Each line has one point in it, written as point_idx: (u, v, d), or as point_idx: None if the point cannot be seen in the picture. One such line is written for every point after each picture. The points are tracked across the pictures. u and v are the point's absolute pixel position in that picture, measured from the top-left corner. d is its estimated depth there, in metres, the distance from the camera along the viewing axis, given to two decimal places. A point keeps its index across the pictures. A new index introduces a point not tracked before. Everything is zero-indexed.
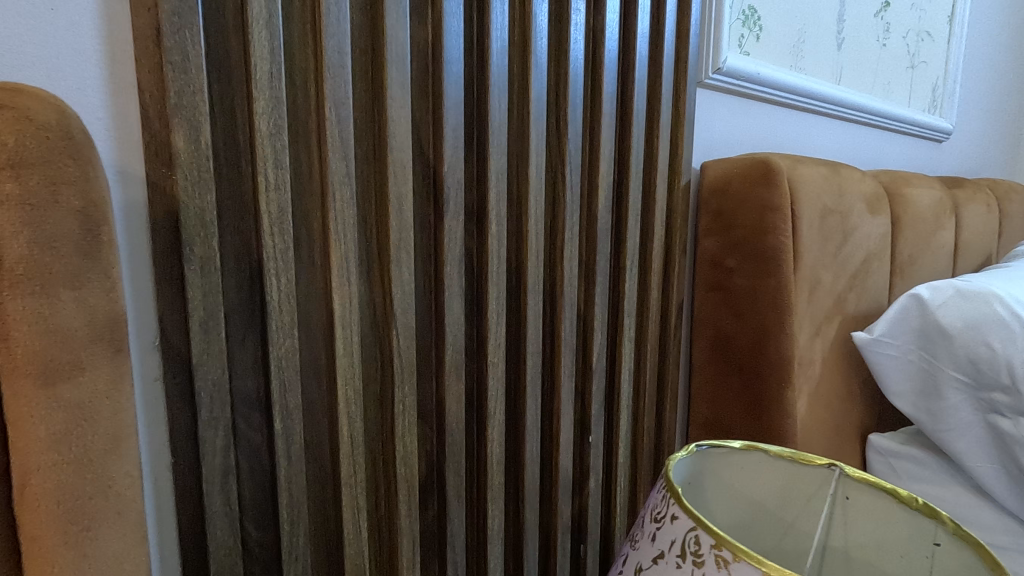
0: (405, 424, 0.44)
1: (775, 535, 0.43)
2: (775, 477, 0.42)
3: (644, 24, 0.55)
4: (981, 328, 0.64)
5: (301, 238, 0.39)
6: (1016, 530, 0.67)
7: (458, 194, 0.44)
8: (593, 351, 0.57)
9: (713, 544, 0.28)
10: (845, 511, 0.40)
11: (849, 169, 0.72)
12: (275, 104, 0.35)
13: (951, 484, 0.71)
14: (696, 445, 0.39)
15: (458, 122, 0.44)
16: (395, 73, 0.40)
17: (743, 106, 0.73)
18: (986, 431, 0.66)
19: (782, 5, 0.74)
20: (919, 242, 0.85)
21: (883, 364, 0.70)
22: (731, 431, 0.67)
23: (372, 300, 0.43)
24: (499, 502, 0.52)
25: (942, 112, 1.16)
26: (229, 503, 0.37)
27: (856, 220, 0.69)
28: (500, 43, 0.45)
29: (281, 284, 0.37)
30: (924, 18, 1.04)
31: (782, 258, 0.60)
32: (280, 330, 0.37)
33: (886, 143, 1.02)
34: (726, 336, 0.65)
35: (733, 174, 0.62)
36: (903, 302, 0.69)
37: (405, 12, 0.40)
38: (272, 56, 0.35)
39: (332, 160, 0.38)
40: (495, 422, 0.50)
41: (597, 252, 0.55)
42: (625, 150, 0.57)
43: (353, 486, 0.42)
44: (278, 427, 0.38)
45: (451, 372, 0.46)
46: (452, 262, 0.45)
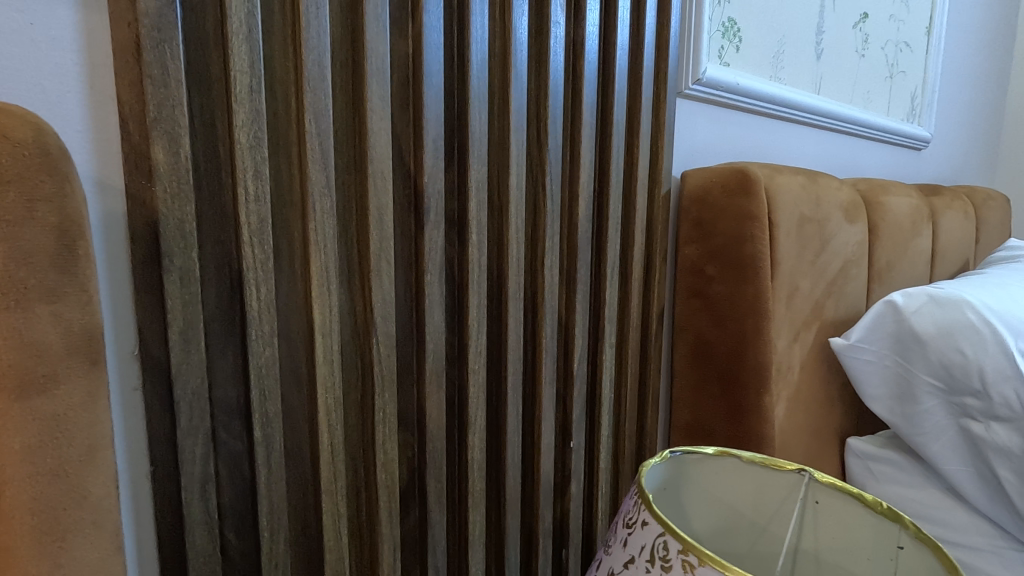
0: (386, 431, 0.44)
1: (748, 538, 0.44)
2: (748, 482, 0.43)
3: (623, 36, 0.56)
4: (953, 334, 0.65)
5: (282, 248, 0.40)
6: (989, 531, 0.68)
7: (438, 204, 0.45)
8: (574, 357, 0.58)
9: (680, 549, 0.29)
10: (815, 515, 0.41)
11: (826, 178, 0.73)
12: (255, 117, 0.36)
13: (926, 487, 0.73)
14: (670, 452, 0.40)
15: (438, 133, 0.44)
16: (375, 86, 0.40)
17: (723, 116, 0.74)
18: (959, 435, 0.67)
19: (762, 17, 0.76)
20: (896, 249, 0.87)
21: (860, 369, 0.71)
22: (711, 435, 0.68)
23: (353, 308, 0.43)
24: (481, 507, 0.52)
25: (921, 121, 1.19)
26: (209, 511, 0.37)
27: (833, 229, 0.71)
28: (480, 55, 0.46)
29: (261, 293, 0.37)
30: (902, 29, 1.07)
31: (759, 266, 0.61)
32: (260, 339, 0.38)
33: (866, 151, 1.04)
34: (706, 342, 0.67)
35: (713, 183, 0.63)
36: (879, 309, 0.70)
37: (385, 25, 0.40)
38: (252, 69, 0.35)
39: (312, 171, 0.38)
40: (477, 428, 0.51)
41: (577, 260, 0.56)
42: (606, 159, 0.58)
43: (333, 493, 0.42)
44: (258, 435, 0.38)
45: (432, 379, 0.47)
46: (433, 271, 0.45)
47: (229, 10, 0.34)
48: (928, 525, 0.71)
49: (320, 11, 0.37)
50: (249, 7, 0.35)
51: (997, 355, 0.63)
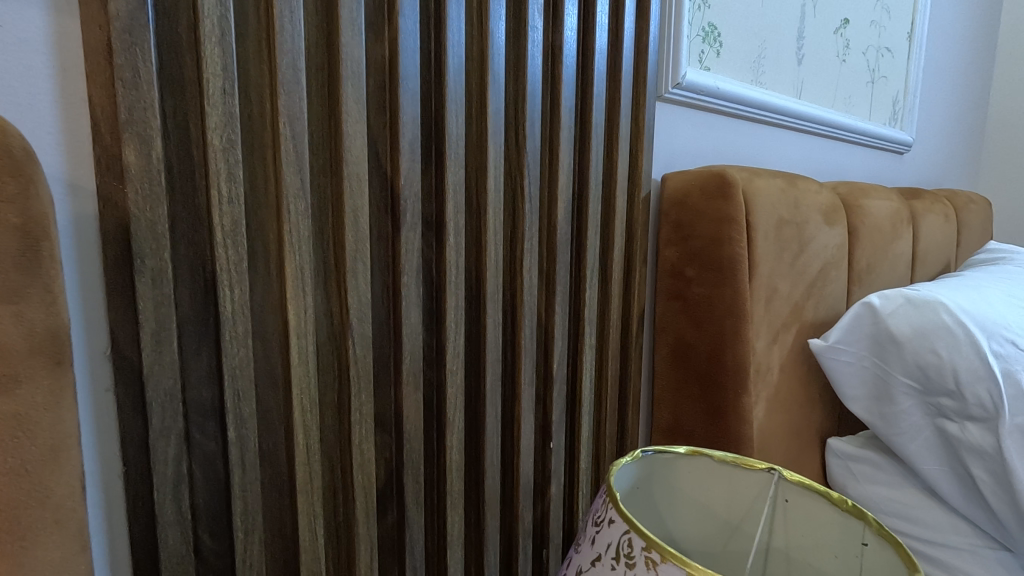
0: (363, 432, 0.45)
1: (722, 537, 0.44)
2: (720, 481, 0.43)
3: (602, 41, 0.57)
4: (928, 335, 0.66)
5: (257, 249, 0.40)
6: (965, 530, 0.69)
7: (415, 206, 0.45)
8: (554, 358, 0.58)
9: (644, 546, 0.30)
10: (785, 514, 0.41)
11: (805, 181, 0.74)
12: (228, 120, 0.36)
13: (904, 486, 0.74)
14: (642, 451, 0.41)
15: (415, 136, 0.45)
16: (350, 89, 0.41)
17: (704, 119, 0.75)
18: (935, 434, 0.68)
19: (742, 22, 0.77)
20: (877, 251, 0.88)
21: (839, 370, 0.72)
22: (691, 435, 0.68)
23: (329, 309, 0.44)
24: (459, 508, 0.52)
25: (902, 125, 1.21)
26: (182, 512, 0.37)
27: (812, 231, 0.71)
28: (457, 59, 0.46)
29: (234, 294, 0.37)
30: (884, 34, 1.08)
31: (737, 268, 0.62)
32: (234, 340, 0.38)
33: (847, 155, 1.06)
34: (686, 343, 0.67)
35: (692, 186, 0.64)
36: (857, 310, 0.71)
37: (361, 29, 0.41)
38: (225, 72, 0.35)
39: (287, 173, 0.38)
40: (455, 429, 0.51)
41: (556, 262, 0.57)
42: (585, 162, 0.58)
43: (309, 493, 0.43)
44: (232, 436, 0.38)
45: (409, 380, 0.47)
46: (409, 273, 0.46)
47: (201, 14, 0.34)
48: (906, 524, 0.72)
49: (294, 16, 0.37)
50: (222, 10, 0.35)
51: (970, 356, 0.64)
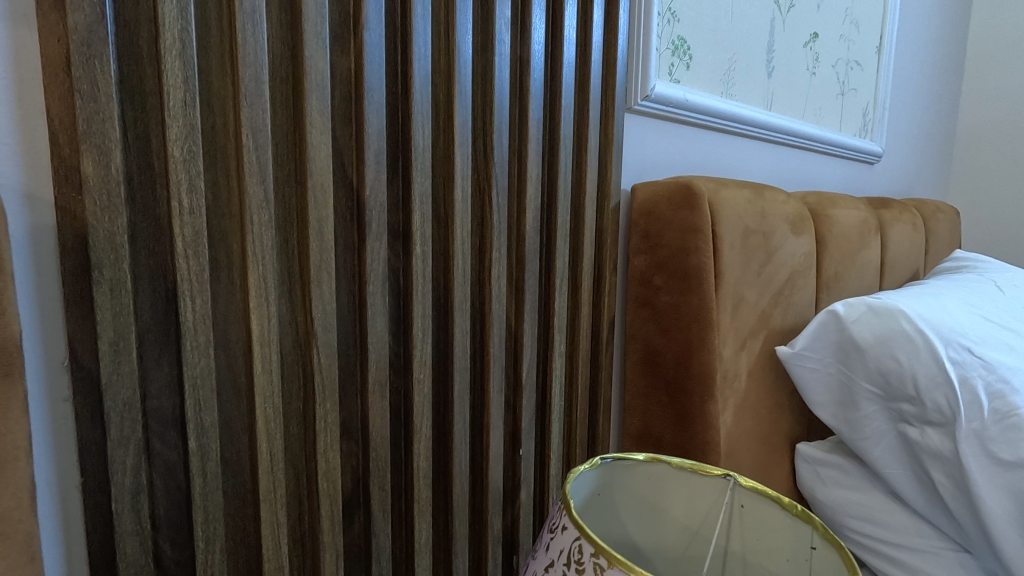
0: (328, 441, 0.45)
1: (683, 542, 0.45)
2: (678, 487, 0.44)
3: (570, 54, 0.58)
4: (889, 342, 0.68)
5: (220, 260, 0.40)
6: (927, 532, 0.70)
7: (381, 216, 0.46)
8: (523, 366, 0.59)
9: (593, 552, 0.30)
10: (741, 519, 0.42)
11: (773, 192, 0.76)
12: (189, 131, 0.36)
13: (870, 489, 0.75)
14: (600, 459, 0.42)
15: (380, 147, 0.45)
16: (315, 102, 0.41)
17: (675, 130, 0.76)
18: (898, 439, 0.70)
19: (712, 36, 0.78)
20: (845, 260, 0.90)
21: (806, 376, 0.74)
22: (661, 441, 0.70)
23: (294, 319, 0.44)
24: (427, 516, 0.53)
25: (872, 136, 1.24)
26: (140, 522, 0.37)
27: (779, 240, 0.73)
28: (424, 71, 0.47)
29: (195, 304, 0.38)
30: (853, 48, 1.11)
31: (703, 277, 0.63)
32: (195, 350, 0.38)
33: (818, 165, 1.08)
34: (655, 350, 0.68)
35: (659, 197, 0.66)
36: (822, 318, 0.73)
37: (325, 43, 0.41)
38: (186, 84, 0.36)
39: (250, 185, 0.39)
40: (422, 436, 0.51)
41: (525, 270, 0.57)
42: (554, 172, 0.59)
43: (272, 501, 0.43)
44: (193, 445, 0.39)
45: (375, 389, 0.48)
46: (375, 282, 0.46)
47: (162, 27, 0.35)
48: (871, 527, 0.74)
49: (257, 29, 0.38)
50: (183, 23, 0.35)
51: (929, 363, 0.66)
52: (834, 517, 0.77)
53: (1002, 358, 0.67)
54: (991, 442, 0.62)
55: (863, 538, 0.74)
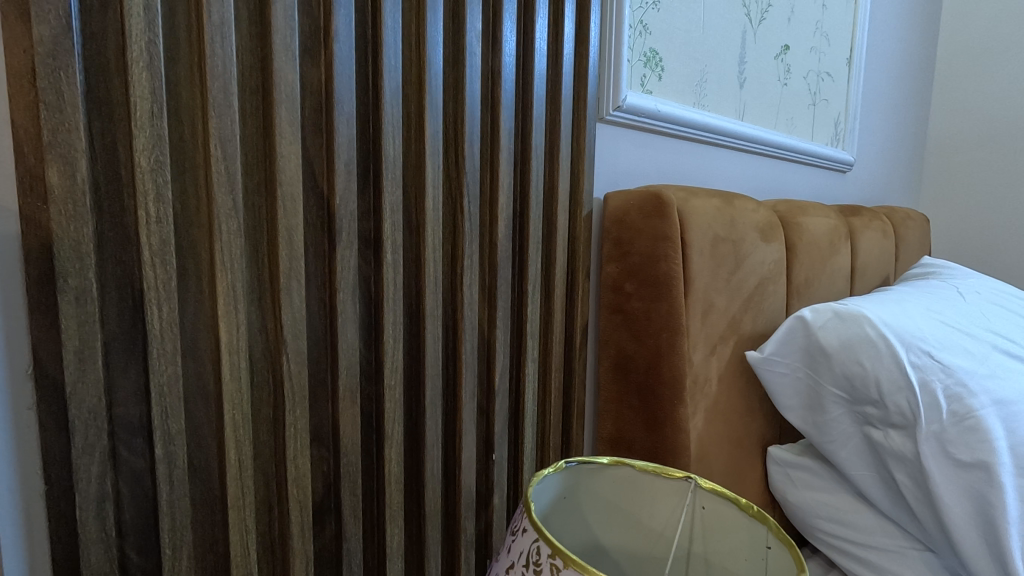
0: (298, 447, 0.45)
1: (649, 543, 0.47)
2: (642, 489, 0.45)
3: (541, 66, 0.59)
4: (853, 347, 0.70)
5: (188, 268, 0.41)
6: (893, 532, 0.72)
7: (351, 225, 0.47)
8: (495, 371, 0.60)
9: (550, 554, 0.31)
10: (702, 520, 0.44)
11: (742, 200, 0.77)
12: (157, 141, 0.37)
13: (838, 491, 0.77)
14: (565, 462, 0.43)
15: (351, 157, 0.46)
16: (284, 113, 0.42)
17: (647, 139, 0.78)
18: (863, 441, 0.72)
19: (683, 48, 0.80)
20: (815, 266, 0.92)
21: (775, 380, 0.75)
22: (633, 445, 0.71)
23: (264, 325, 0.44)
24: (399, 521, 0.53)
25: (844, 145, 1.27)
26: (105, 529, 0.37)
27: (748, 248, 0.75)
28: (394, 83, 0.48)
29: (162, 312, 0.38)
30: (823, 60, 1.14)
31: (672, 284, 0.65)
32: (162, 357, 0.38)
33: (790, 173, 1.11)
34: (626, 355, 0.70)
35: (630, 205, 0.67)
36: (790, 324, 0.74)
37: (295, 55, 0.42)
38: (153, 95, 0.36)
39: (218, 194, 0.39)
40: (394, 441, 0.52)
41: (498, 278, 0.58)
42: (525, 181, 0.60)
43: (241, 507, 0.43)
44: (160, 452, 0.39)
45: (346, 396, 0.48)
46: (346, 289, 0.47)
47: (130, 39, 0.35)
48: (841, 528, 0.75)
49: (225, 41, 0.38)
50: (151, 35, 0.36)
51: (891, 367, 0.68)
52: (805, 518, 0.79)
53: (959, 362, 0.69)
54: (950, 444, 0.64)
55: (832, 539, 0.76)
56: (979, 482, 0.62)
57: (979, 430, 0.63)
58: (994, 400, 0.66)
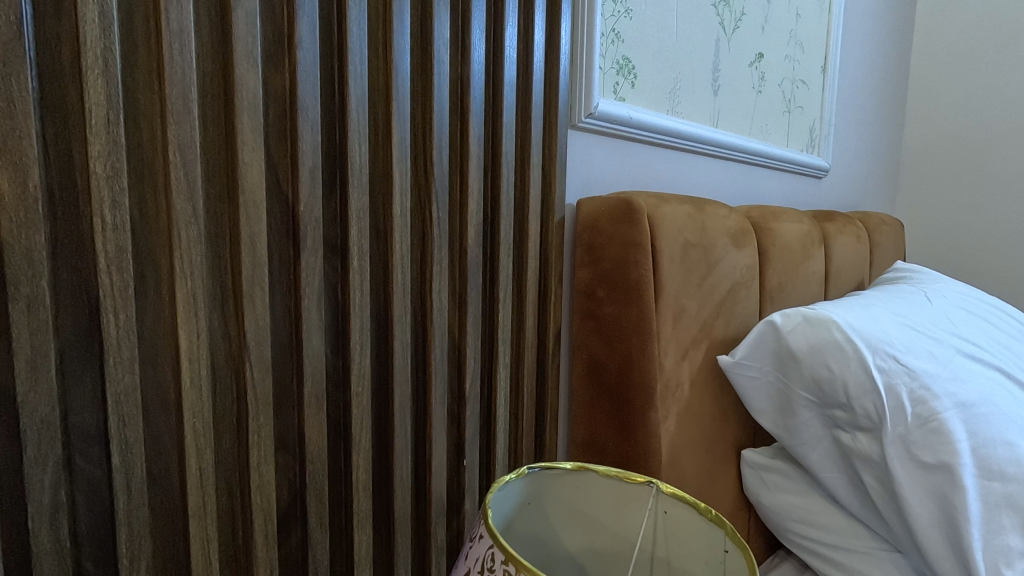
0: (262, 455, 0.45)
1: (614, 546, 0.47)
2: (605, 493, 0.46)
3: (511, 73, 0.60)
4: (822, 351, 0.70)
5: (147, 275, 0.40)
6: (863, 533, 0.73)
7: (316, 231, 0.47)
8: (466, 376, 0.60)
9: (504, 559, 0.31)
10: (664, 524, 0.44)
11: (714, 207, 0.78)
12: (113, 148, 0.36)
13: (809, 493, 0.78)
14: (527, 468, 0.43)
15: (316, 164, 0.46)
16: (247, 120, 0.42)
17: (621, 145, 0.78)
18: (833, 443, 0.73)
19: (656, 56, 0.81)
20: (789, 271, 0.93)
21: (746, 384, 0.76)
22: (605, 449, 0.72)
23: (226, 333, 0.44)
24: (367, 528, 0.53)
25: (819, 151, 1.29)
26: (59, 540, 0.37)
27: (719, 253, 0.76)
28: (361, 89, 0.48)
29: (119, 321, 0.38)
30: (798, 68, 1.16)
31: (643, 289, 0.66)
32: (118, 365, 0.38)
33: (766, 179, 1.12)
34: (598, 360, 0.71)
35: (602, 212, 0.68)
36: (760, 328, 0.74)
37: (258, 61, 0.42)
38: (109, 102, 0.36)
39: (177, 201, 0.39)
40: (362, 448, 0.52)
41: (468, 283, 0.59)
42: (496, 188, 0.61)
43: (202, 516, 0.43)
44: (116, 461, 0.38)
45: (311, 403, 0.48)
46: (311, 295, 0.47)
47: (84, 45, 0.35)
48: (812, 530, 0.76)
49: (185, 48, 0.38)
50: (106, 42, 0.35)
51: (858, 371, 0.68)
52: (779, 521, 0.79)
53: (923, 365, 0.71)
54: (914, 446, 0.65)
55: (804, 541, 0.77)
56: (941, 483, 0.63)
57: (942, 432, 0.65)
58: (956, 402, 0.68)
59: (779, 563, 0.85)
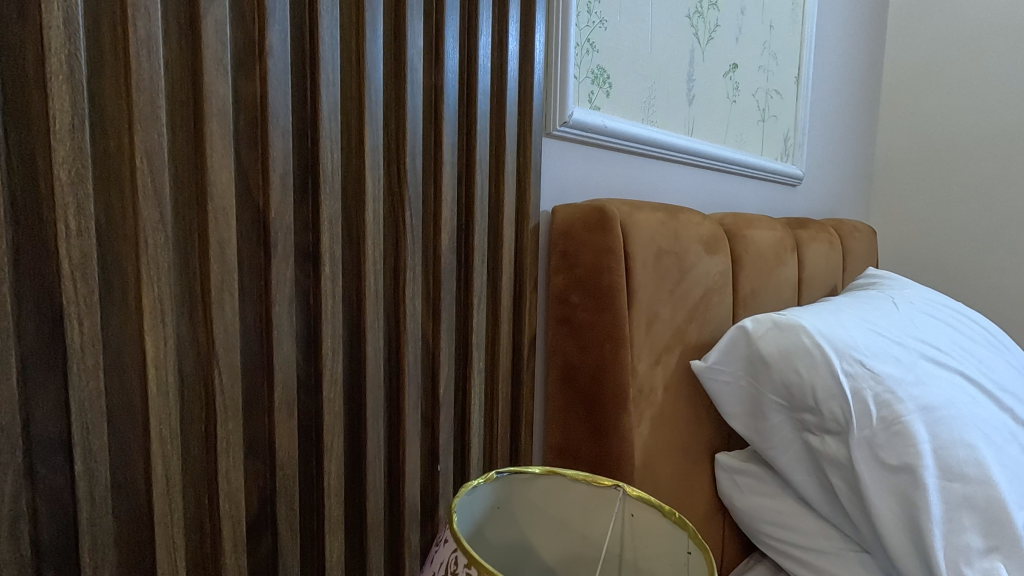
0: (231, 462, 0.45)
1: (583, 549, 0.48)
2: (573, 496, 0.46)
3: (485, 81, 0.61)
4: (791, 356, 0.72)
5: (113, 281, 0.40)
6: (832, 534, 0.75)
7: (287, 237, 0.47)
8: (440, 382, 0.60)
9: (466, 563, 0.32)
10: (630, 527, 0.45)
11: (687, 214, 0.80)
12: (78, 154, 0.36)
13: (781, 495, 0.79)
14: (496, 473, 0.44)
15: (287, 170, 0.46)
16: (217, 127, 0.42)
17: (596, 153, 0.79)
18: (802, 446, 0.74)
19: (630, 65, 0.83)
20: (762, 277, 0.95)
21: (718, 389, 0.77)
22: (579, 453, 0.72)
23: (195, 339, 0.44)
24: (339, 534, 0.53)
25: (793, 160, 1.32)
26: (19, 550, 0.37)
27: (692, 260, 0.77)
28: (333, 98, 0.48)
29: (83, 327, 0.37)
30: (771, 78, 1.18)
31: (615, 295, 0.67)
32: (82, 372, 0.38)
33: (740, 186, 1.14)
34: (573, 365, 0.71)
35: (576, 218, 0.69)
36: (732, 334, 0.76)
37: (228, 69, 0.42)
38: (74, 108, 0.36)
39: (144, 208, 0.39)
40: (334, 454, 0.52)
41: (442, 289, 0.59)
42: (470, 194, 0.61)
43: (168, 525, 0.42)
44: (80, 469, 0.38)
45: (282, 409, 0.48)
46: (282, 302, 0.47)
47: (49, 52, 0.35)
48: (784, 532, 0.77)
49: (152, 55, 0.38)
50: (72, 49, 0.35)
51: (826, 375, 0.70)
52: (752, 523, 0.81)
53: (889, 369, 0.72)
54: (879, 448, 0.67)
55: (776, 543, 0.78)
56: (905, 484, 0.65)
57: (906, 434, 0.66)
58: (920, 405, 0.70)
59: (754, 565, 0.86)
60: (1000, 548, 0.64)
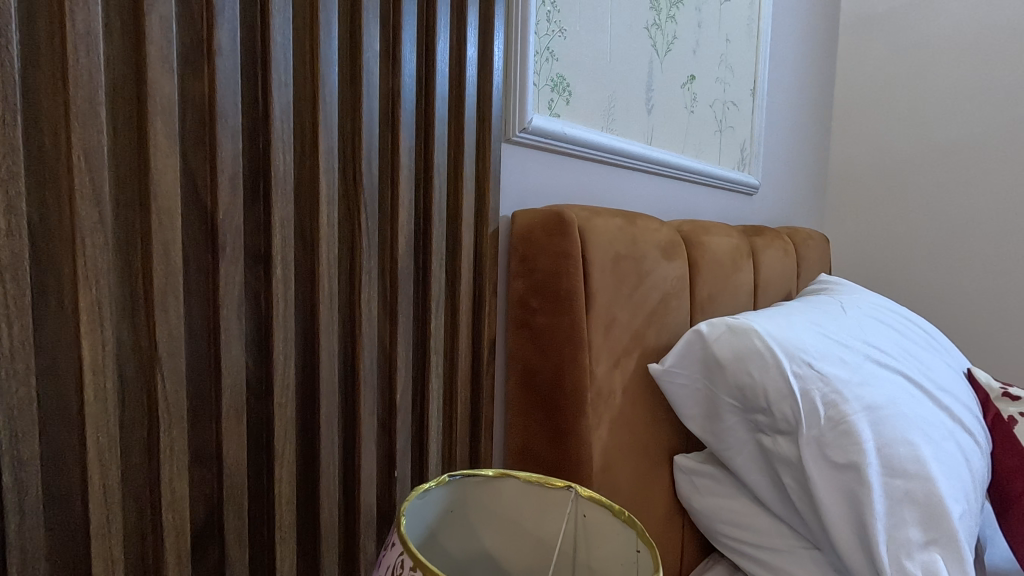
0: (174, 471, 0.44)
1: (537, 551, 0.48)
2: (526, 498, 0.47)
3: (443, 86, 0.61)
4: (744, 358, 0.74)
5: (47, 283, 0.39)
6: (786, 532, 0.77)
7: (237, 238, 0.46)
8: (397, 386, 0.60)
9: (412, 565, 0.32)
10: (583, 527, 0.45)
11: (644, 220, 0.81)
12: (9, 151, 0.35)
13: (737, 495, 0.81)
14: (448, 476, 0.44)
15: (236, 172, 0.45)
16: (161, 125, 0.41)
17: (556, 159, 0.80)
18: (756, 447, 0.76)
19: (590, 74, 0.84)
20: (718, 282, 0.97)
21: (676, 391, 0.78)
22: (539, 457, 0.73)
23: (137, 343, 0.43)
24: (291, 542, 0.52)
25: (750, 169, 1.36)
26: None
27: (650, 265, 0.78)
28: (286, 98, 0.48)
29: (12, 331, 0.36)
30: (728, 90, 1.22)
31: (574, 299, 0.68)
32: (11, 378, 0.36)
33: (698, 194, 1.17)
34: (533, 369, 0.72)
35: (535, 224, 0.70)
36: (688, 337, 0.77)
37: (174, 67, 0.41)
38: (5, 104, 0.35)
39: (82, 208, 0.38)
40: (285, 460, 0.51)
41: (399, 292, 0.59)
42: (428, 198, 0.61)
43: (105, 537, 0.41)
44: (8, 480, 0.36)
45: (230, 415, 0.47)
46: (230, 305, 0.46)
47: None
48: (740, 531, 0.79)
49: (92, 50, 0.37)
50: (4, 42, 0.34)
51: (777, 377, 0.72)
52: (710, 523, 0.82)
53: (836, 371, 0.75)
54: (827, 447, 0.69)
55: (733, 543, 0.80)
56: (851, 481, 0.67)
57: (852, 433, 0.69)
58: (865, 405, 0.72)
59: (712, 565, 0.87)
60: (938, 541, 0.66)
